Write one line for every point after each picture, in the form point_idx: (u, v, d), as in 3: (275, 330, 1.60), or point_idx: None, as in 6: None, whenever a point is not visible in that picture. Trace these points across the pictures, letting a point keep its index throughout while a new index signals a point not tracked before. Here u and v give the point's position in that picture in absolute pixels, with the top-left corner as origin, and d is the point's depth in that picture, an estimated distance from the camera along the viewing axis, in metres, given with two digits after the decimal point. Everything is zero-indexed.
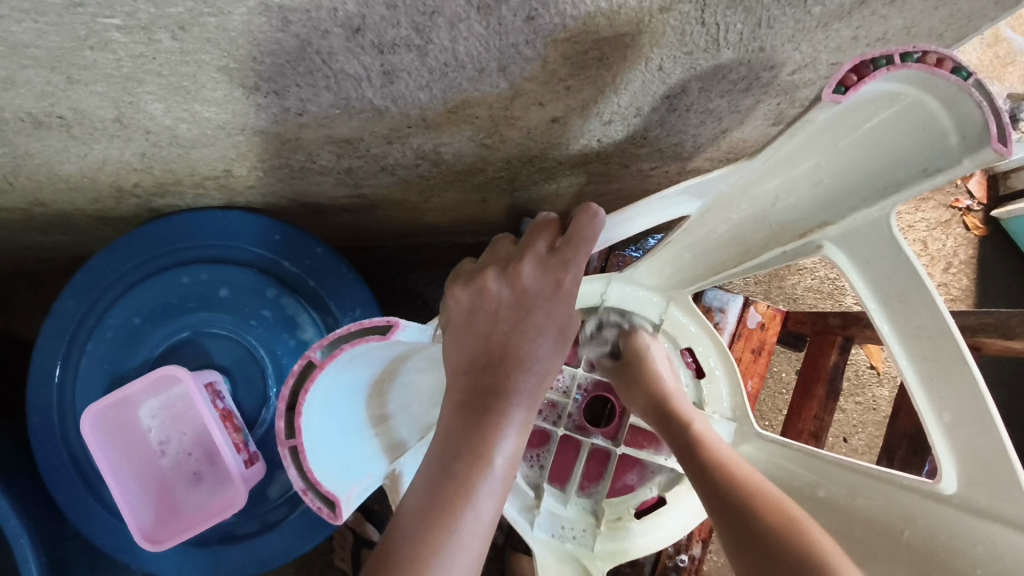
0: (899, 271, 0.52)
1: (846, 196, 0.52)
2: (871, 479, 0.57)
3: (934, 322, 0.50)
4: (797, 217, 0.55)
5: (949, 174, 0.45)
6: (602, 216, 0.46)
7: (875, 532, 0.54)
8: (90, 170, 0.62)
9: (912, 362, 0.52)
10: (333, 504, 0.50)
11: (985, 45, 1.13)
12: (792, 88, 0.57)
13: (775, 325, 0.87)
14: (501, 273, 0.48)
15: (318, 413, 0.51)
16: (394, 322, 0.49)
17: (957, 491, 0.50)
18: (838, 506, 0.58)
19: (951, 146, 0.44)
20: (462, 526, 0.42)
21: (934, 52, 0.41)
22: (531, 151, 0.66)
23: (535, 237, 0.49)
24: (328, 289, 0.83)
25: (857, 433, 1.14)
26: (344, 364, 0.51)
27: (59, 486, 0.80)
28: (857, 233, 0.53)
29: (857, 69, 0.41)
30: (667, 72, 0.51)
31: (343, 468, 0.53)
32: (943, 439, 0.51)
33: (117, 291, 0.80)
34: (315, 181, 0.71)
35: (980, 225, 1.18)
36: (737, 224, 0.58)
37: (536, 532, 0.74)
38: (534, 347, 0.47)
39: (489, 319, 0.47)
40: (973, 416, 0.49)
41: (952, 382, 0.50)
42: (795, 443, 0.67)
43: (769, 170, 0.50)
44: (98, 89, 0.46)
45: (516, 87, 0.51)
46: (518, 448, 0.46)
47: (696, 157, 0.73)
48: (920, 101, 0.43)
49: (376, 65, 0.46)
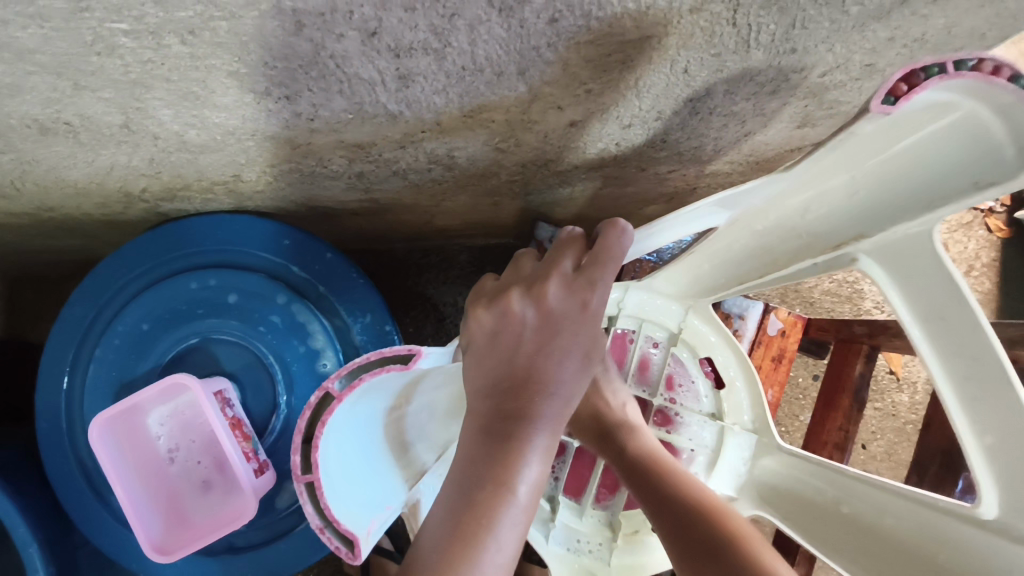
0: (938, 288, 0.49)
1: (883, 209, 0.50)
2: (901, 499, 0.54)
3: (974, 340, 0.48)
4: (830, 228, 0.53)
5: (1003, 187, 0.43)
6: (629, 232, 0.45)
7: (909, 557, 0.52)
8: (96, 176, 0.61)
9: (952, 382, 0.50)
10: (352, 544, 0.49)
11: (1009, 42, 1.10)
12: (822, 90, 0.55)
13: (796, 332, 0.85)
14: (526, 292, 0.45)
15: (336, 444, 0.50)
16: (416, 350, 0.47)
17: (997, 516, 0.47)
18: (867, 525, 0.57)
19: (1007, 158, 0.42)
20: (484, 559, 0.41)
21: (991, 59, 0.39)
22: (547, 155, 0.64)
23: (561, 253, 0.46)
24: (338, 295, 0.82)
25: (876, 439, 1.12)
26: (361, 395, 0.49)
27: (67, 494, 0.79)
28: (894, 246, 0.51)
29: (907, 77, 0.39)
30: (693, 74, 0.49)
31: (362, 500, 0.52)
32: (984, 461, 0.48)
33: (125, 298, 0.79)
34: (326, 186, 0.70)
35: (1002, 227, 1.15)
36: (766, 232, 0.57)
37: (552, 546, 0.74)
38: (559, 370, 0.45)
39: (513, 342, 0.45)
40: (1018, 441, 0.46)
41: (995, 405, 0.47)
42: (820, 459, 0.65)
43: (803, 180, 0.50)
44: (104, 95, 0.45)
45: (536, 91, 0.49)
46: (543, 474, 0.45)
47: (717, 160, 0.71)
48: (975, 111, 0.42)
49: (391, 69, 0.44)
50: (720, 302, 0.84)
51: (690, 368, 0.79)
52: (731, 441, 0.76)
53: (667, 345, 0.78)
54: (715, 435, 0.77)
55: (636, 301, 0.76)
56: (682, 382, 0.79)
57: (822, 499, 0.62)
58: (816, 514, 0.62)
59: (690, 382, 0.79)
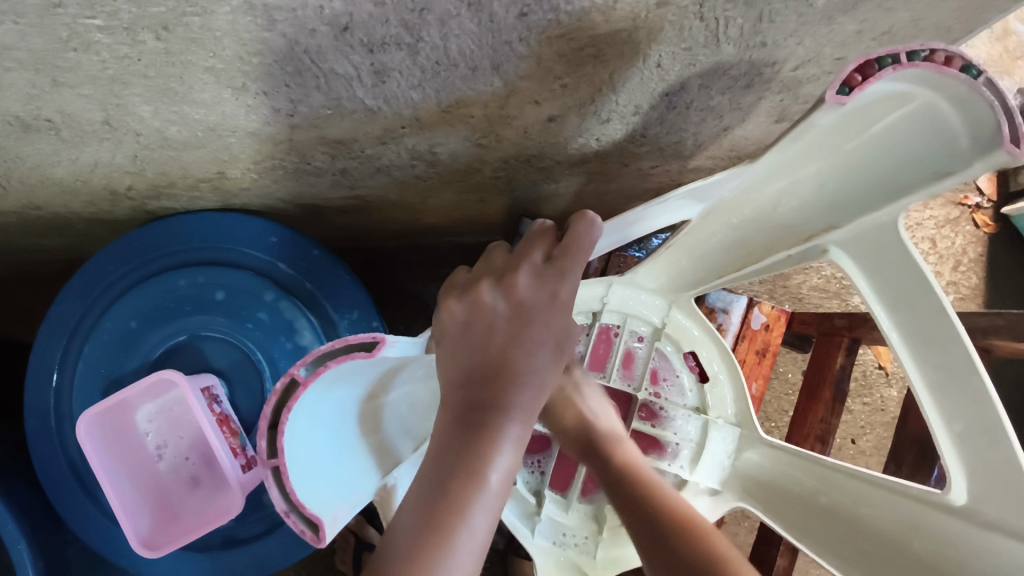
0: (907, 278, 0.51)
1: (850, 201, 0.51)
2: (876, 486, 0.56)
3: (942, 330, 0.49)
4: (801, 221, 0.55)
5: (958, 177, 0.44)
6: (599, 224, 0.47)
7: (884, 544, 0.53)
8: (81, 173, 0.61)
9: (921, 369, 0.51)
10: (317, 528, 0.49)
11: (994, 39, 1.11)
12: (795, 84, 0.56)
13: (780, 326, 0.86)
14: (497, 283, 0.47)
15: (304, 431, 0.50)
16: (380, 339, 0.49)
17: (966, 502, 0.49)
18: (845, 514, 0.58)
19: (962, 148, 0.43)
20: (456, 544, 0.41)
21: (943, 50, 0.40)
22: (528, 150, 0.65)
23: (531, 245, 0.48)
24: (326, 292, 0.82)
25: (865, 434, 1.13)
26: (329, 382, 0.49)
27: (56, 491, 0.79)
28: (864, 237, 0.52)
29: (862, 68, 0.40)
30: (666, 69, 0.50)
31: (331, 487, 0.52)
32: (952, 449, 0.50)
33: (113, 296, 0.79)
34: (311, 182, 0.70)
35: (989, 223, 1.16)
36: (740, 226, 0.58)
37: (536, 539, 0.74)
38: (532, 360, 0.46)
39: (484, 332, 0.46)
40: (984, 428, 0.47)
41: (962, 393, 0.48)
42: (802, 450, 0.65)
43: (773, 173, 0.50)
44: (83, 91, 0.46)
45: (511, 85, 0.50)
46: (515, 462, 0.46)
47: (698, 156, 0.72)
48: (930, 100, 0.43)
49: (366, 64, 0.44)
50: (704, 296, 0.85)
51: (674, 363, 0.80)
52: (714, 434, 0.76)
53: (651, 339, 0.78)
54: (699, 429, 0.77)
55: (620, 297, 0.76)
56: (665, 377, 0.80)
57: (800, 489, 0.63)
58: (796, 503, 0.63)
59: (674, 376, 0.80)
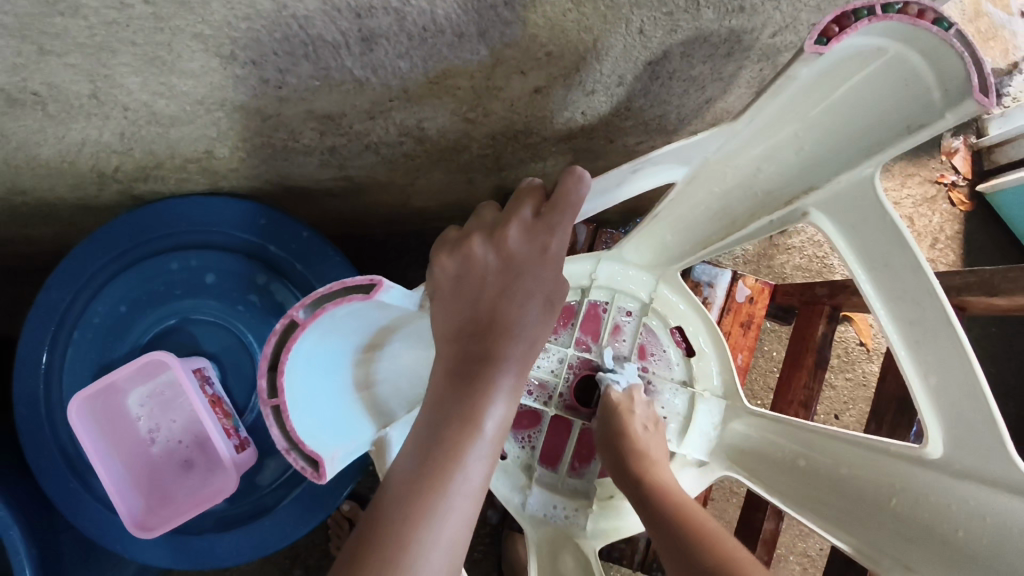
0: (884, 238, 0.54)
1: (830, 160, 0.54)
2: (854, 446, 0.58)
3: (917, 284, 0.52)
4: (781, 185, 0.58)
5: (932, 128, 0.47)
6: (587, 178, 0.46)
7: (862, 502, 0.56)
8: (68, 153, 0.61)
9: (897, 326, 0.55)
10: (316, 464, 0.50)
11: (967, 20, 1.14)
12: (774, 52, 0.57)
13: (764, 299, 0.87)
14: (487, 238, 0.48)
15: (302, 377, 0.51)
16: (377, 280, 0.48)
17: (943, 454, 0.52)
18: (824, 474, 0.60)
19: (935, 101, 0.46)
20: (453, 487, 0.44)
21: (916, 4, 0.42)
22: (515, 125, 0.66)
23: (521, 201, 0.48)
24: (315, 273, 0.81)
25: (848, 409, 1.15)
26: (325, 329, 0.50)
27: (45, 478, 0.78)
28: (841, 198, 0.55)
29: (839, 20, 0.42)
30: (648, 35, 0.51)
31: (329, 432, 0.54)
32: (928, 402, 0.53)
33: (101, 280, 0.79)
34: (299, 162, 0.70)
35: (965, 200, 1.19)
36: (724, 194, 0.60)
37: (528, 510, 0.76)
38: (522, 315, 0.48)
39: (475, 286, 0.48)
40: (956, 380, 0.51)
41: (937, 346, 0.52)
42: (784, 417, 0.68)
43: (750, 139, 0.53)
44: (71, 61, 0.46)
45: (497, 54, 0.51)
46: (509, 412, 0.48)
47: (682, 131, 0.73)
48: (903, 55, 0.44)
49: (353, 30, 0.45)
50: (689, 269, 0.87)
51: (661, 337, 0.81)
52: (701, 406, 0.78)
53: (639, 314, 0.80)
54: (687, 402, 0.79)
55: (608, 272, 0.78)
56: (653, 351, 0.81)
57: (781, 455, 0.66)
58: (776, 468, 0.66)
59: (661, 351, 0.81)
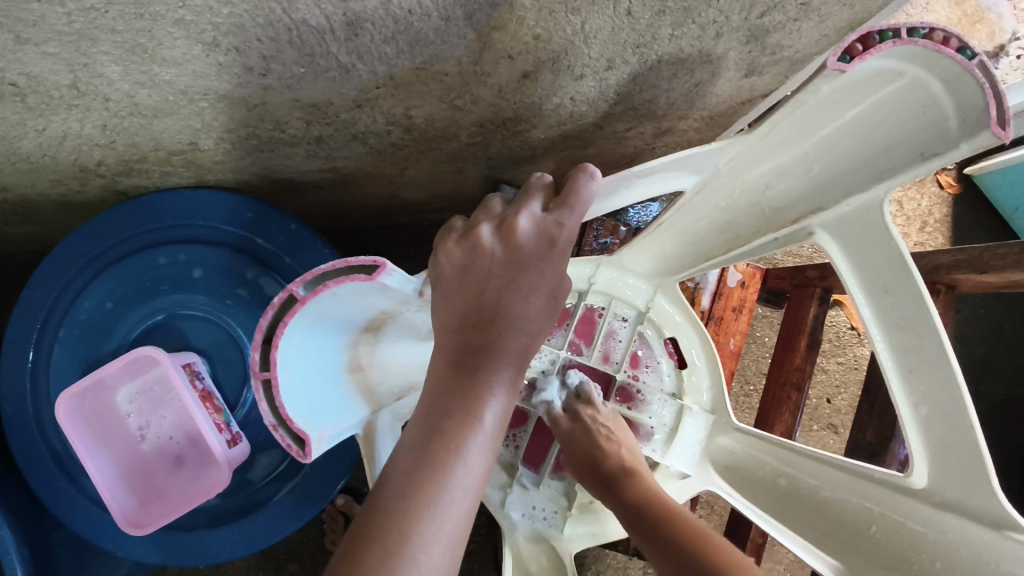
0: (889, 262, 0.56)
1: (837, 183, 0.57)
2: (839, 471, 0.60)
3: (917, 313, 0.54)
4: (791, 202, 0.60)
5: (945, 157, 0.50)
6: (597, 178, 0.45)
7: (843, 526, 0.58)
8: (50, 146, 0.60)
9: (891, 352, 0.56)
10: (302, 443, 0.52)
11: (953, 4, 1.14)
12: (763, 33, 0.57)
13: (755, 283, 0.88)
14: (496, 229, 0.48)
15: (296, 352, 0.51)
16: (380, 262, 0.47)
17: (925, 485, 0.54)
18: (806, 495, 0.63)
19: (951, 130, 0.49)
20: (452, 482, 0.44)
21: (942, 31, 0.46)
22: (503, 113, 0.65)
23: (530, 196, 0.48)
24: (304, 265, 0.80)
25: (840, 393, 1.16)
26: (322, 307, 0.50)
27: (34, 477, 0.77)
28: (847, 222, 0.58)
29: (864, 39, 0.46)
30: (637, 16, 0.51)
31: (318, 411, 0.55)
32: (916, 429, 0.55)
33: (88, 276, 0.77)
34: (286, 154, 0.70)
35: (953, 183, 1.19)
36: (730, 207, 0.63)
37: (508, 511, 0.75)
38: (525, 307, 0.48)
39: (481, 276, 0.47)
40: (948, 411, 0.53)
41: (931, 375, 0.54)
42: (771, 435, 0.68)
43: (761, 154, 0.56)
44: (49, 49, 0.45)
45: (484, 38, 0.50)
46: (506, 408, 0.48)
47: (672, 116, 0.73)
48: (924, 81, 0.48)
49: (339, 14, 0.45)
50: None
51: (655, 348, 0.81)
52: (689, 419, 0.77)
53: (635, 321, 0.79)
54: (675, 413, 0.78)
55: (606, 278, 0.78)
56: (645, 362, 0.81)
57: (765, 472, 0.67)
58: (760, 486, 0.67)
59: (654, 361, 0.81)
